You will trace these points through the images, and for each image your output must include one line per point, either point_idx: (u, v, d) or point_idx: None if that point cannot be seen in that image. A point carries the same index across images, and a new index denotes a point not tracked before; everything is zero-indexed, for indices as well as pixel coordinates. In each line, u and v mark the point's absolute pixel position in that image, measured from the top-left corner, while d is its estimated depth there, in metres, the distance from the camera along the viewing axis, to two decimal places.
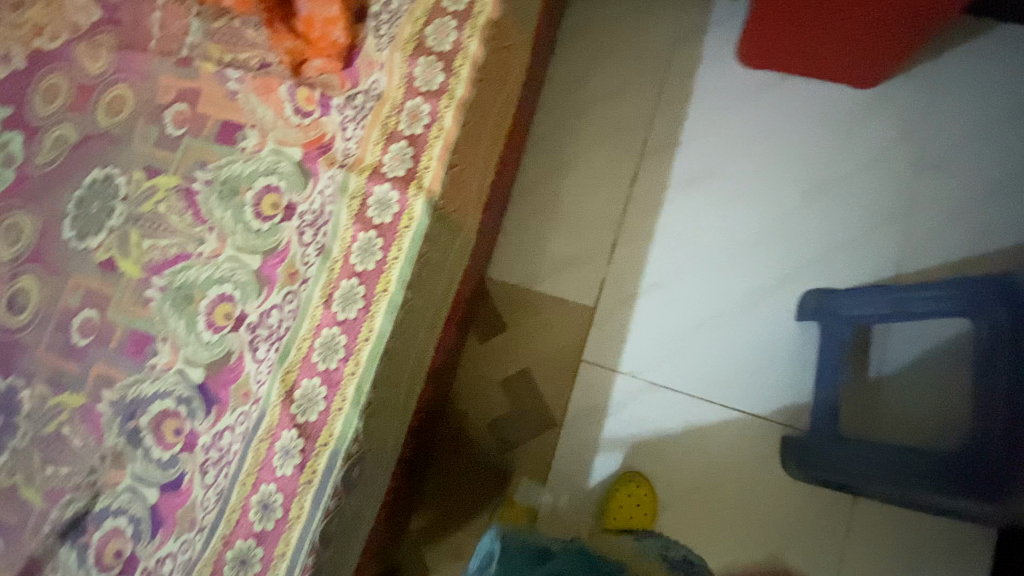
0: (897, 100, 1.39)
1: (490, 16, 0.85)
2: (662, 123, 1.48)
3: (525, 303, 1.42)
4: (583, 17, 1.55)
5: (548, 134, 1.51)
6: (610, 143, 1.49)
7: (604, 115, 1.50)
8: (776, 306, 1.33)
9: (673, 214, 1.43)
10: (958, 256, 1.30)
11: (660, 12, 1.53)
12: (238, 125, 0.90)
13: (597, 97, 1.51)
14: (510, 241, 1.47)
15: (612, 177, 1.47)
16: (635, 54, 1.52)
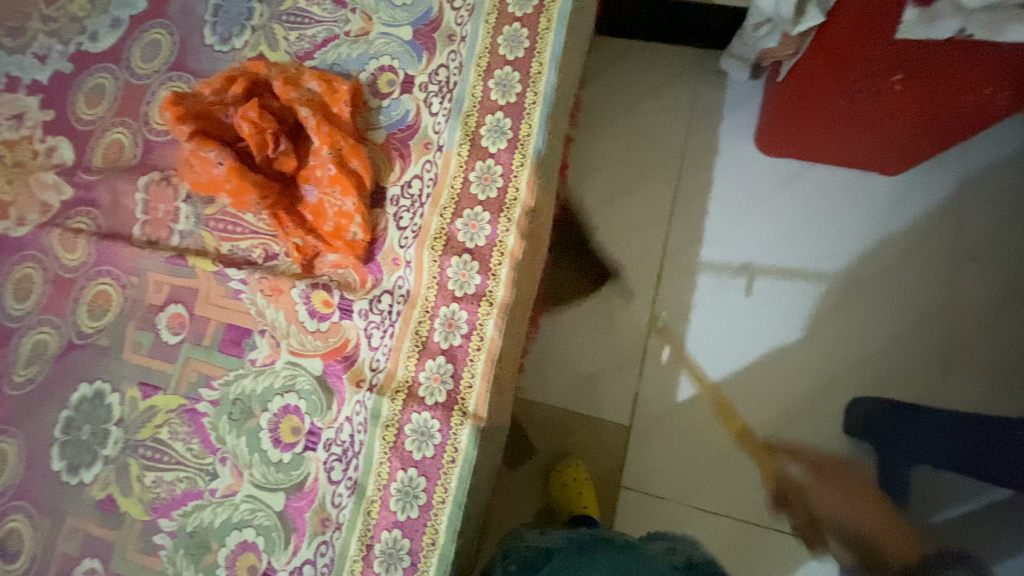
0: (929, 183, 1.31)
1: (526, 203, 0.76)
2: (685, 212, 1.37)
3: (555, 424, 1.32)
4: (592, 100, 1.44)
5: (566, 234, 1.39)
6: (632, 239, 1.37)
7: (622, 207, 1.39)
8: (823, 417, 1.24)
9: (705, 319, 1.32)
10: (1012, 353, 1.22)
11: (673, 89, 1.42)
12: (245, 331, 0.80)
13: (614, 188, 1.40)
14: (533, 354, 1.36)
15: (638, 275, 1.35)
16: (647, 137, 1.41)
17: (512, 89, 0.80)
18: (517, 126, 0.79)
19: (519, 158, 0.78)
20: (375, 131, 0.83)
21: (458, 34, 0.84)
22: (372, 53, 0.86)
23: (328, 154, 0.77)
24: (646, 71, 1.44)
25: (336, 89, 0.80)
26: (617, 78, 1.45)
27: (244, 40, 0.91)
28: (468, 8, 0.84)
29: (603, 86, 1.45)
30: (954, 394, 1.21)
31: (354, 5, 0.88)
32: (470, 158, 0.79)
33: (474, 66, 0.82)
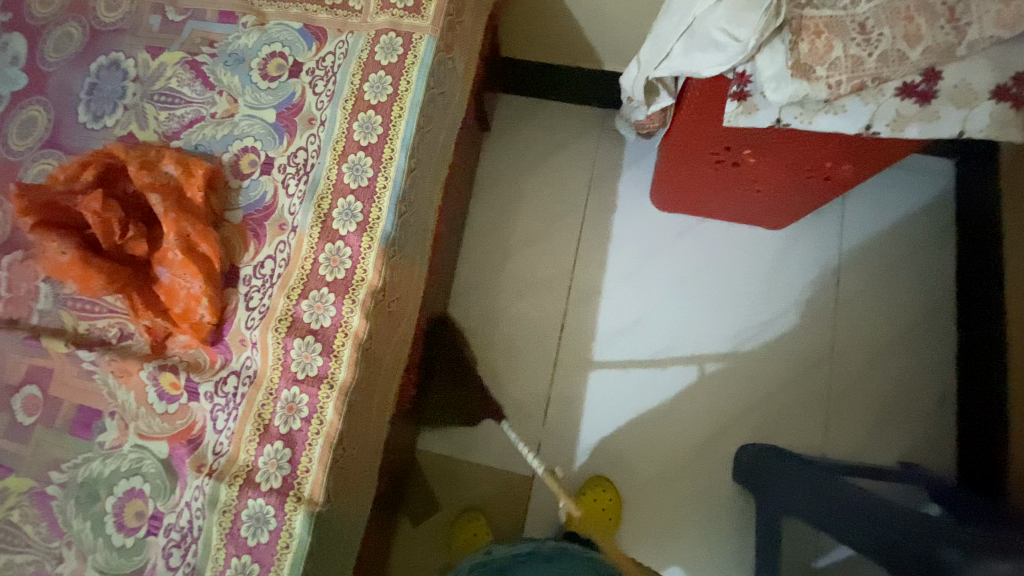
0: (819, 240, 1.38)
1: (373, 284, 0.79)
2: (587, 264, 1.43)
3: (457, 475, 1.33)
4: (500, 155, 1.51)
5: (471, 289, 1.43)
6: (536, 290, 1.42)
7: (527, 259, 1.44)
8: (714, 462, 1.29)
9: (605, 369, 1.36)
10: (886, 398, 1.28)
11: (575, 146, 1.50)
12: (97, 413, 0.80)
13: (519, 241, 1.46)
14: (438, 404, 1.37)
15: (541, 326, 1.40)
16: (548, 196, 1.48)
17: (364, 174, 0.83)
18: (367, 209, 0.82)
19: (367, 241, 0.81)
20: (234, 210, 0.85)
21: (318, 118, 0.87)
22: (236, 134, 0.89)
23: (176, 240, 0.79)
24: (552, 129, 1.52)
25: (191, 174, 0.83)
26: (525, 135, 1.52)
27: (116, 119, 0.94)
28: (328, 94, 0.88)
29: (506, 146, 1.52)
30: (838, 440, 1.27)
31: (222, 88, 0.91)
32: (321, 239, 0.81)
33: (331, 150, 0.85)
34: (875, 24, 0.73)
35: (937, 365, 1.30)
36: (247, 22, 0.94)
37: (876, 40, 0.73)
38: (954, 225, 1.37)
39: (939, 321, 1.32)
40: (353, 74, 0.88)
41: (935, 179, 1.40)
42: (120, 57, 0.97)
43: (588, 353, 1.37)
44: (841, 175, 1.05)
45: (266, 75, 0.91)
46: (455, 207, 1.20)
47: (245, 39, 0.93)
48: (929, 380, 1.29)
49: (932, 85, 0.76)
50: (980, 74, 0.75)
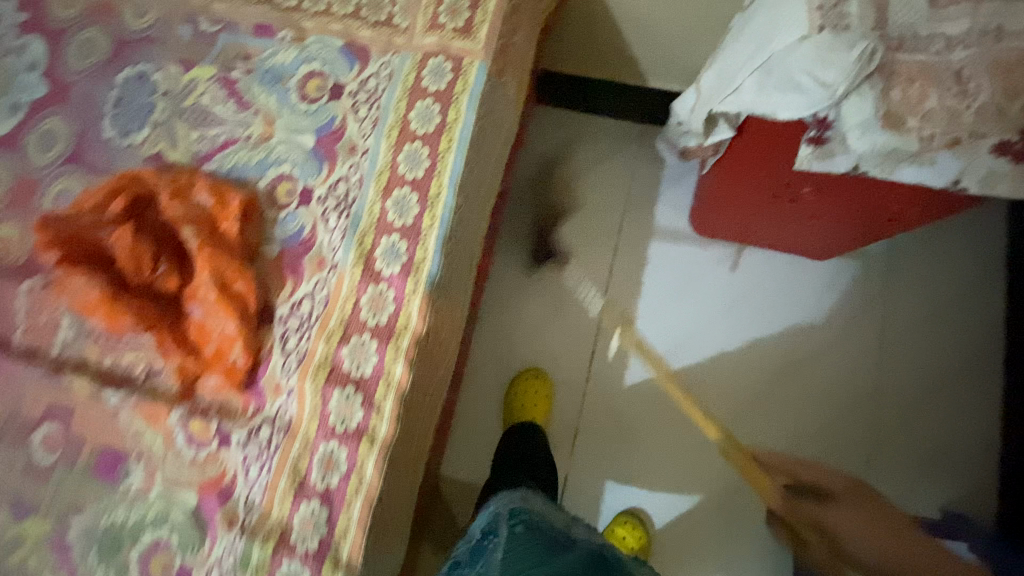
0: (863, 271, 1.33)
1: (417, 331, 0.74)
2: (620, 288, 1.37)
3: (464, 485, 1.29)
4: (533, 170, 1.45)
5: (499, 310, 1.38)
6: (566, 314, 1.37)
7: (558, 281, 1.39)
8: (746, 502, 1.25)
9: (636, 398, 1.31)
10: (928, 442, 1.24)
11: (611, 165, 1.44)
12: (122, 455, 0.76)
13: (549, 262, 1.40)
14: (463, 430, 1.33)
15: (571, 351, 1.35)
16: (582, 213, 1.42)
17: (410, 211, 0.79)
18: (413, 249, 0.77)
19: (412, 284, 0.76)
20: (270, 242, 0.80)
21: (360, 146, 0.82)
22: (272, 160, 0.83)
23: (210, 276, 0.74)
24: (586, 146, 1.46)
25: (226, 204, 0.78)
26: (558, 151, 1.46)
27: (145, 136, 0.88)
28: (372, 120, 0.83)
29: (539, 162, 1.46)
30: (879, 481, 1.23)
31: (258, 108, 0.86)
32: (363, 279, 0.76)
33: (374, 183, 0.80)
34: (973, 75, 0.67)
35: (983, 410, 1.25)
36: (284, 36, 0.89)
37: (974, 93, 0.68)
38: (1004, 263, 1.32)
39: (987, 364, 1.27)
40: (399, 100, 0.83)
41: (986, 213, 1.35)
42: (148, 69, 0.91)
43: (619, 380, 1.33)
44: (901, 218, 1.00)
45: (305, 96, 0.85)
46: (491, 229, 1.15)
47: (282, 56, 0.88)
48: (973, 424, 1.24)
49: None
50: None
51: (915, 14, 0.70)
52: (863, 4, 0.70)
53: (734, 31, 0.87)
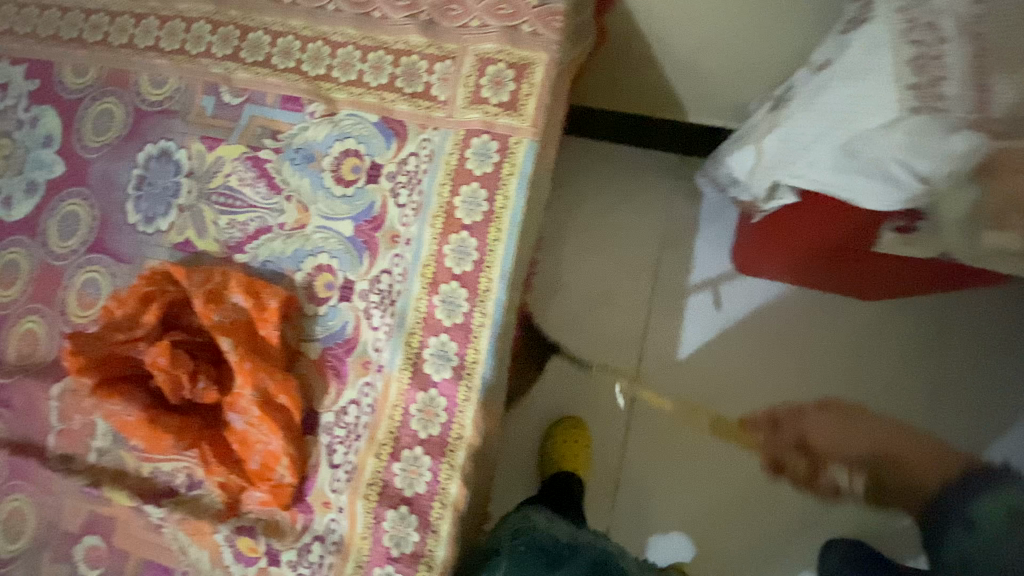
0: (964, 315, 1.12)
1: (471, 444, 0.69)
2: (662, 331, 1.21)
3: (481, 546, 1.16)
4: (563, 199, 1.32)
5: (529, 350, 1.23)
6: (603, 357, 1.22)
7: (592, 319, 1.24)
8: None
9: (690, 465, 1.13)
10: None
11: (648, 196, 1.31)
12: (167, 571, 0.73)
13: (581, 298, 1.25)
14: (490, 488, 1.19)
15: (609, 402, 1.19)
16: (624, 244, 1.28)
17: (459, 308, 0.73)
18: (463, 351, 0.72)
19: (464, 390, 0.71)
20: (311, 342, 0.76)
21: (402, 235, 0.77)
22: (308, 250, 0.79)
23: (251, 390, 0.71)
24: (621, 175, 1.33)
25: (263, 307, 0.74)
26: (590, 180, 1.33)
27: (170, 222, 0.84)
28: (413, 206, 0.77)
29: (569, 191, 1.33)
30: None
31: (290, 191, 0.81)
32: (411, 385, 0.72)
33: (419, 275, 0.75)
34: None
35: None
36: (314, 110, 0.83)
37: None
38: None
39: None
40: (442, 184, 0.77)
41: None
42: (170, 147, 0.86)
43: (670, 434, 1.14)
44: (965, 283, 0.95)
45: (340, 179, 0.80)
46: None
47: (313, 132, 0.82)
48: None
49: None
50: None
51: None
52: (963, 84, 0.63)
53: (802, 92, 0.80)
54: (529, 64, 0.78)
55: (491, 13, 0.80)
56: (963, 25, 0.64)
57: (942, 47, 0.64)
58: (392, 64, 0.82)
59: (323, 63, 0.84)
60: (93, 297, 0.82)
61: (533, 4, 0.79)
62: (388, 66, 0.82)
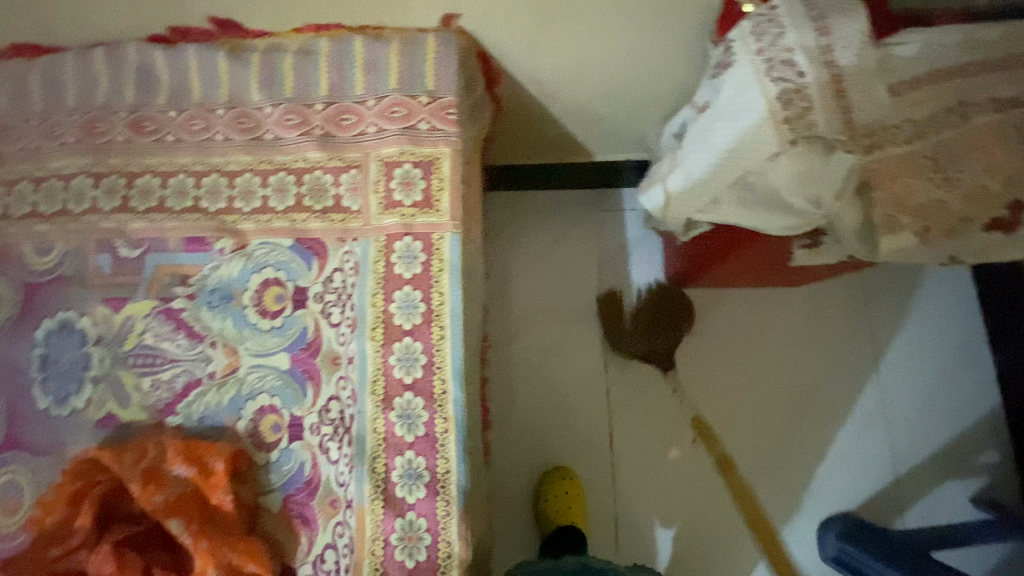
0: (840, 295, 1.37)
1: (464, 559, 0.67)
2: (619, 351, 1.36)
3: None
4: (503, 241, 1.43)
5: (504, 384, 1.34)
6: (573, 377, 1.35)
7: (555, 347, 1.36)
8: (800, 546, 1.25)
9: (675, 463, 1.29)
10: (942, 441, 1.29)
11: (579, 231, 1.43)
12: None
13: (542, 330, 1.38)
14: (498, 520, 1.27)
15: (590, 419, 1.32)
16: (566, 288, 1.37)
17: (418, 419, 0.70)
18: (433, 464, 0.69)
19: (443, 506, 0.68)
20: (269, 495, 0.71)
21: (343, 355, 0.74)
22: (246, 395, 0.74)
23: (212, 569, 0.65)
24: (549, 215, 1.44)
25: (209, 472, 0.69)
26: (525, 223, 1.43)
27: (87, 398, 0.77)
28: (348, 323, 0.74)
29: (508, 234, 1.43)
30: (908, 493, 1.27)
31: (214, 337, 0.76)
32: (387, 514, 0.68)
33: (370, 394, 0.72)
34: (948, 159, 0.68)
35: (981, 399, 1.30)
36: (223, 246, 0.79)
37: (956, 180, 0.67)
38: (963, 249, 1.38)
39: (973, 352, 1.33)
40: (373, 293, 0.75)
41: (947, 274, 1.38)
42: (72, 316, 0.79)
43: (650, 445, 1.31)
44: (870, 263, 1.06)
45: (265, 312, 0.76)
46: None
47: (227, 270, 0.78)
48: (978, 417, 1.30)
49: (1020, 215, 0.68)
50: None
51: (880, 110, 0.69)
52: (829, 110, 0.69)
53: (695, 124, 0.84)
54: (434, 159, 0.79)
55: (385, 117, 0.80)
56: (816, 56, 0.71)
57: (803, 79, 0.70)
58: (295, 184, 0.80)
59: (223, 196, 0.81)
60: (14, 500, 0.72)
61: (424, 101, 0.80)
62: (291, 187, 0.80)
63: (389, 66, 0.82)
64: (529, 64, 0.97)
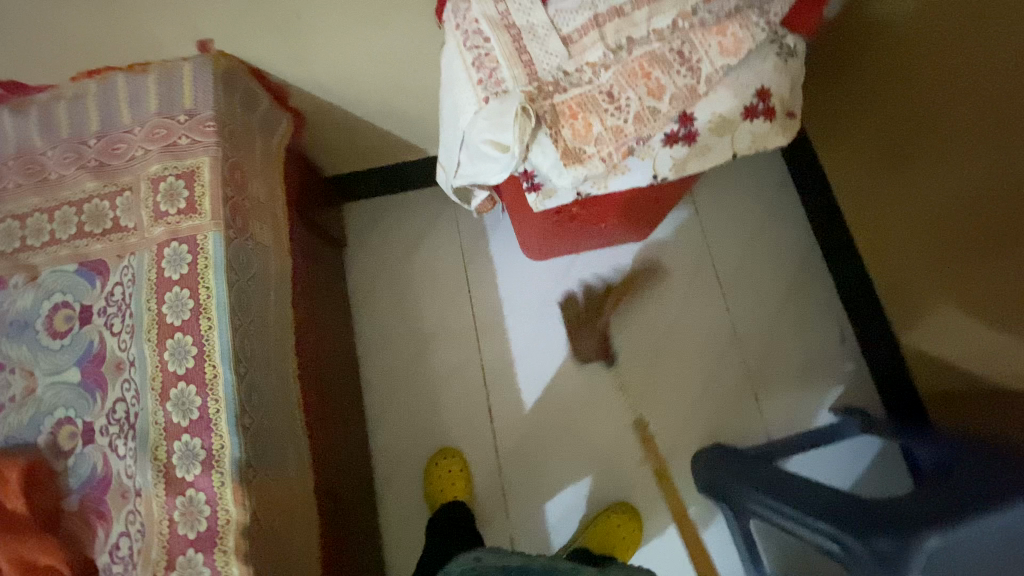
0: (683, 240, 1.45)
1: (241, 522, 0.72)
2: (487, 326, 1.44)
3: (401, 547, 1.31)
4: (369, 238, 1.52)
5: (382, 366, 1.43)
6: (447, 351, 1.43)
7: (428, 327, 1.45)
8: (679, 480, 1.30)
9: (549, 421, 1.36)
10: (797, 358, 1.35)
11: (439, 220, 1.52)
12: None
13: (414, 311, 1.47)
14: (388, 492, 1.35)
15: (467, 392, 1.40)
16: (433, 274, 1.49)
17: (192, 405, 0.77)
18: (208, 442, 0.75)
19: (218, 477, 0.74)
20: (69, 497, 0.77)
21: (125, 359, 0.80)
22: (44, 411, 0.80)
23: (10, 566, 0.71)
24: (410, 211, 1.53)
25: (4, 481, 0.75)
26: (389, 220, 1.53)
27: None
28: (127, 329, 0.81)
29: (373, 231, 1.53)
30: (770, 412, 1.32)
31: (12, 364, 0.83)
32: (168, 495, 0.74)
33: (149, 390, 0.78)
34: (620, 89, 0.76)
35: (828, 311, 1.36)
36: (16, 281, 0.86)
37: (627, 106, 0.76)
38: (791, 177, 1.46)
39: (814, 269, 1.39)
40: (148, 299, 0.82)
41: (784, 198, 1.45)
42: None
43: (528, 408, 1.38)
44: (660, 201, 1.16)
45: (56, 333, 0.83)
46: (313, 337, 1.12)
47: (21, 302, 0.85)
48: (825, 330, 1.35)
49: (690, 127, 0.77)
50: (727, 104, 0.77)
51: (555, 58, 0.77)
52: (512, 65, 0.77)
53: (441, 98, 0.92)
54: (195, 168, 0.86)
55: (149, 139, 0.88)
56: (496, 21, 0.79)
57: (488, 43, 0.79)
58: (77, 214, 0.88)
59: (16, 237, 0.88)
60: None
61: (183, 119, 0.88)
62: (74, 217, 0.88)
63: (148, 94, 0.90)
64: (307, 75, 1.06)
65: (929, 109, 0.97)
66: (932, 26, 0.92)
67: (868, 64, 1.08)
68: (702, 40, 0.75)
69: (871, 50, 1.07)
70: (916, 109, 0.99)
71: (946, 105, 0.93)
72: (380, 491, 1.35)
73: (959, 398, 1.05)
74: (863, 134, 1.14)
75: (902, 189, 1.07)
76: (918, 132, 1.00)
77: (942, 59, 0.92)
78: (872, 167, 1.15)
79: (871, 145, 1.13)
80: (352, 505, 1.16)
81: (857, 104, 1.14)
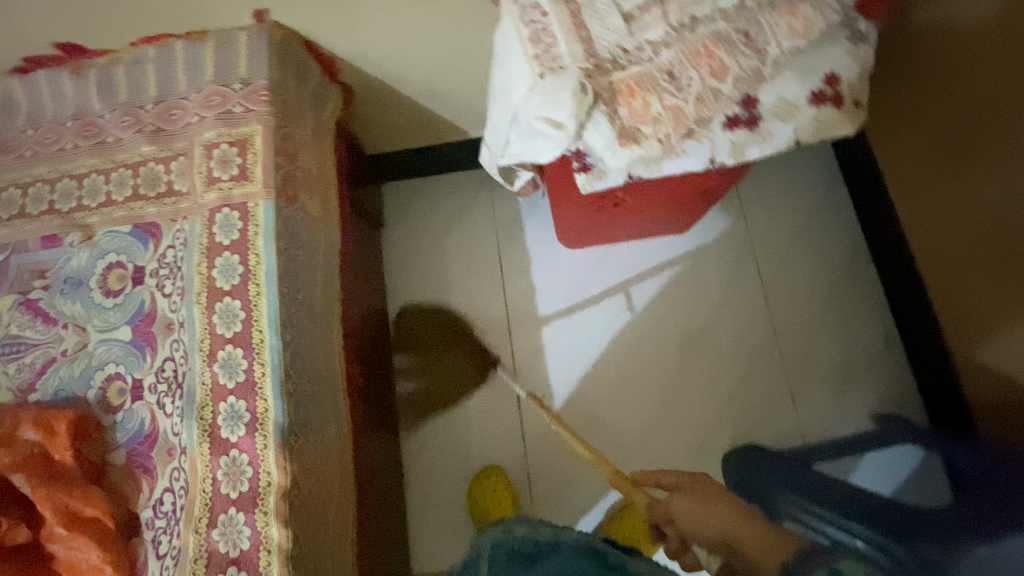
0: (723, 235, 1.42)
1: (282, 485, 0.73)
2: (519, 312, 1.44)
3: (425, 526, 1.32)
4: (406, 219, 1.53)
5: (413, 347, 1.44)
6: (478, 335, 1.43)
7: (460, 310, 1.45)
8: (709, 477, 1.28)
9: (578, 410, 1.35)
10: (838, 361, 1.31)
11: (475, 204, 1.52)
12: None
13: (447, 294, 1.47)
14: (415, 471, 1.36)
15: (496, 376, 1.40)
16: (467, 258, 1.49)
17: (238, 367, 0.78)
18: (253, 405, 0.76)
19: (261, 440, 0.75)
20: (116, 451, 0.79)
21: (175, 320, 0.82)
22: (94, 366, 0.82)
23: (56, 516, 0.72)
24: (447, 194, 1.53)
25: (53, 432, 0.76)
26: (426, 201, 1.53)
27: None
28: (178, 291, 0.83)
29: (409, 212, 1.53)
30: (807, 414, 1.29)
31: (66, 319, 0.85)
32: (212, 454, 0.75)
33: (197, 351, 0.79)
34: (681, 68, 0.74)
35: (873, 314, 1.32)
36: (73, 240, 0.89)
37: (687, 86, 0.74)
38: (840, 175, 1.42)
39: (860, 270, 1.35)
40: (198, 262, 0.83)
41: (832, 196, 1.40)
42: None
43: (557, 395, 1.37)
44: (708, 190, 1.12)
45: (109, 291, 0.85)
46: (352, 312, 1.13)
47: (76, 260, 0.87)
48: (870, 334, 1.31)
49: (753, 110, 0.75)
50: (793, 87, 0.74)
51: (615, 35, 0.75)
52: (571, 41, 0.76)
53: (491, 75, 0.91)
54: (248, 137, 0.87)
55: (204, 106, 0.89)
56: None
57: (546, 18, 0.77)
58: (133, 177, 0.89)
59: (72, 197, 0.90)
60: None
61: (238, 87, 0.89)
62: (129, 180, 0.89)
63: (205, 61, 0.91)
64: (357, 50, 1.06)
65: (983, 118, 0.93)
66: (994, 25, 0.87)
67: (923, 64, 1.03)
68: (770, 21, 0.73)
69: (923, 51, 1.02)
70: (970, 119, 0.96)
71: (1004, 107, 0.88)
72: (406, 470, 1.36)
73: (1002, 412, 1.00)
74: (917, 137, 1.09)
75: (951, 199, 1.04)
76: (981, 139, 0.94)
77: (1002, 58, 0.87)
78: (926, 172, 1.09)
79: (921, 150, 1.09)
80: (382, 480, 1.17)
81: (912, 107, 1.09)
